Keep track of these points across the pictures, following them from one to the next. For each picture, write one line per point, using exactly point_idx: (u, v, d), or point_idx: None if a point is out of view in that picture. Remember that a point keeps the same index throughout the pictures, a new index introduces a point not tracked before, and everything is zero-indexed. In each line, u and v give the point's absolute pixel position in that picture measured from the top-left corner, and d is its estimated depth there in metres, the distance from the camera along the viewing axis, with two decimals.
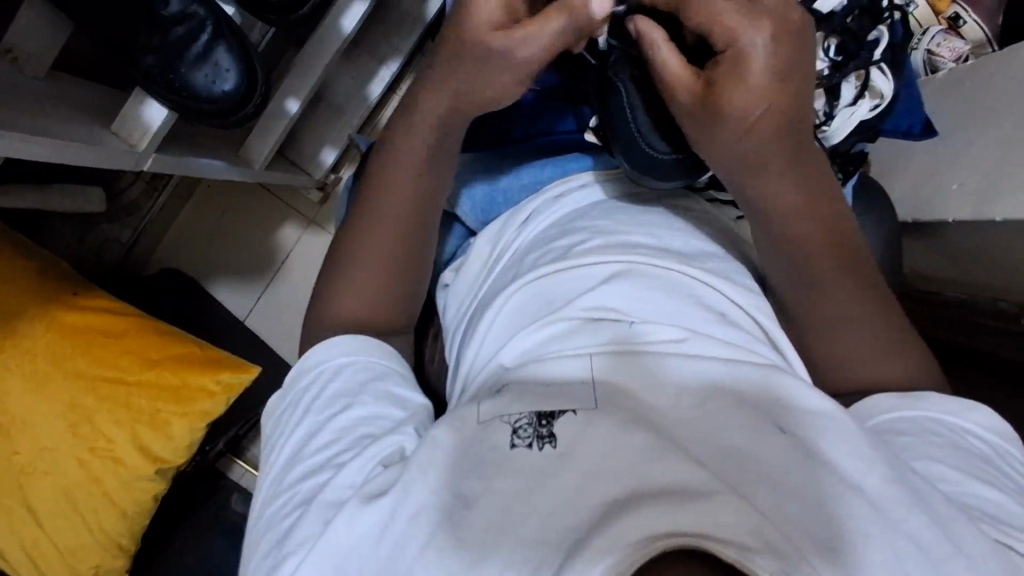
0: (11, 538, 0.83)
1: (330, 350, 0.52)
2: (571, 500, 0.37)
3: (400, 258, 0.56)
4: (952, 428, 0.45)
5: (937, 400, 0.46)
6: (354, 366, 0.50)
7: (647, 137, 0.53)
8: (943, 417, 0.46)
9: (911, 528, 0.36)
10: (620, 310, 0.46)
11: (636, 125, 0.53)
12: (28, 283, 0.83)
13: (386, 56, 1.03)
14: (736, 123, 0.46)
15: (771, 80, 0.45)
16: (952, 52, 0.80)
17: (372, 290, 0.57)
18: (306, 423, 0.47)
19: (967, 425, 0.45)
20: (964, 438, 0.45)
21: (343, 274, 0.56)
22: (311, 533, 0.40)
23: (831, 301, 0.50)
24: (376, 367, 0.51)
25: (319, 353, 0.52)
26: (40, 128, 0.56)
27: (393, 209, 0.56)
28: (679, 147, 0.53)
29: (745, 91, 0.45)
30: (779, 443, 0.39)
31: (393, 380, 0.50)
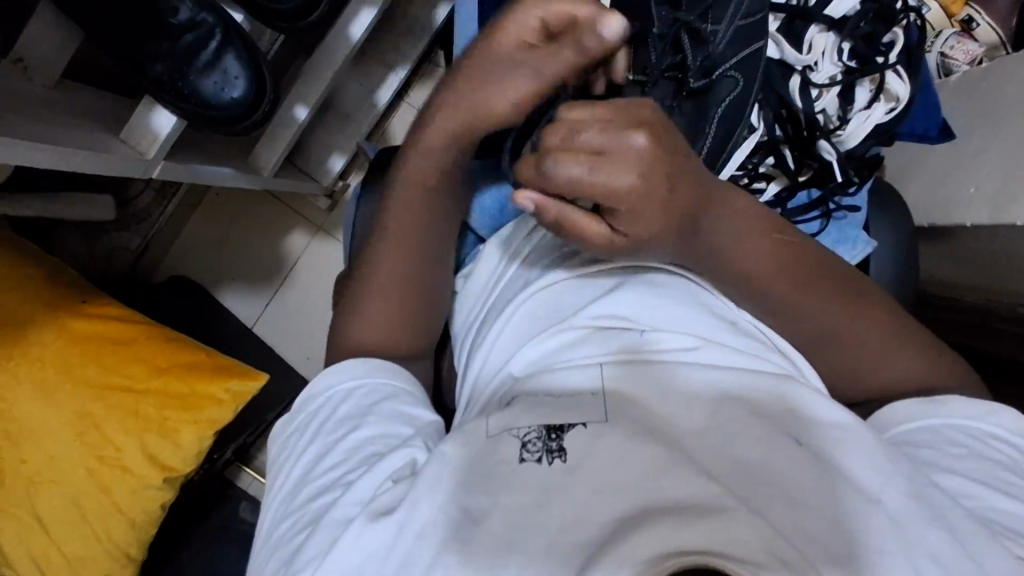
0: (18, 547, 0.83)
1: (340, 378, 0.51)
2: (580, 518, 0.36)
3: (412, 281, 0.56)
4: (973, 433, 0.44)
5: (958, 405, 0.45)
6: (364, 390, 0.49)
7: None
8: (964, 423, 0.44)
9: (931, 546, 0.34)
10: (629, 319, 0.46)
11: None
12: (37, 290, 0.83)
13: (394, 63, 1.03)
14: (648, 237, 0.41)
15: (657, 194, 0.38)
16: (966, 55, 0.79)
17: (390, 314, 0.55)
18: (316, 448, 0.46)
19: (992, 429, 0.44)
20: (988, 444, 0.43)
21: (363, 299, 0.56)
22: (319, 550, 0.39)
23: (810, 314, 0.48)
24: (385, 390, 0.50)
25: (328, 380, 0.51)
26: (49, 136, 0.56)
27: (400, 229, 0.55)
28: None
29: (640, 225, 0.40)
30: (795, 457, 0.38)
31: (404, 401, 0.49)
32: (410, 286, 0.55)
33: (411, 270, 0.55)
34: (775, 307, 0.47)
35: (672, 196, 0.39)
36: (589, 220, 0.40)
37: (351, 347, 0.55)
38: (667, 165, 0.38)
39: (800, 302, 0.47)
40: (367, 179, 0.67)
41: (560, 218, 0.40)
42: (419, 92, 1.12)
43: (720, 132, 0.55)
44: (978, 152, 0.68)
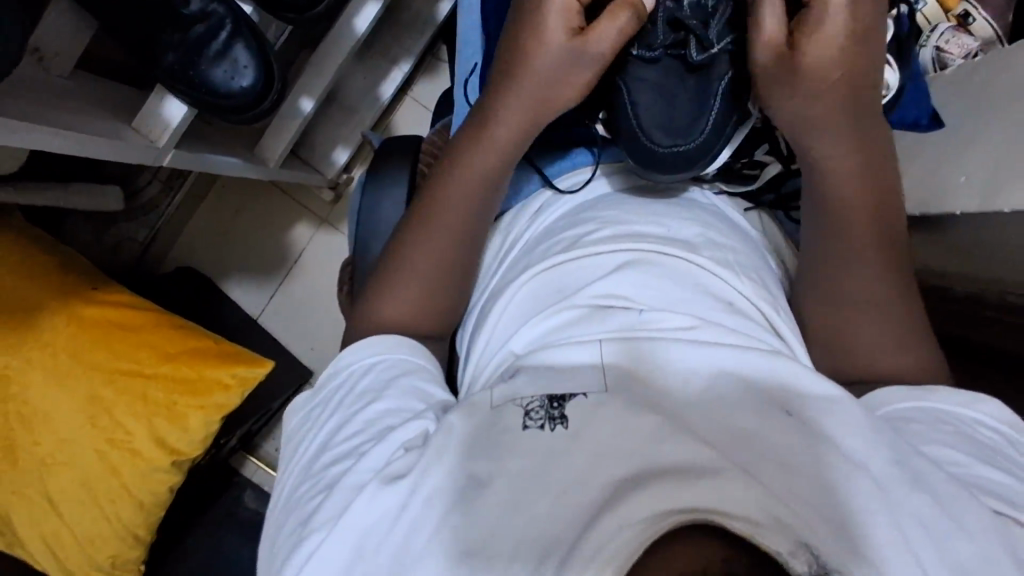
0: (31, 528, 0.85)
1: (360, 353, 0.51)
2: (579, 481, 0.38)
3: (445, 272, 0.56)
4: (963, 420, 0.45)
5: (948, 394, 0.47)
6: (385, 365, 0.50)
7: (649, 130, 0.54)
8: (955, 409, 0.46)
9: (915, 507, 0.36)
10: (629, 299, 0.47)
11: (638, 119, 0.54)
12: (49, 277, 0.85)
13: (398, 57, 1.04)
14: (819, 79, 0.51)
15: (850, 45, 0.50)
16: (960, 49, 0.80)
17: (419, 306, 0.55)
18: (337, 417, 0.47)
19: (980, 417, 0.45)
20: (976, 430, 0.44)
21: (385, 287, 0.56)
22: (332, 513, 0.41)
23: (853, 279, 0.52)
24: (404, 365, 0.50)
25: (353, 354, 0.52)
26: (66, 123, 0.57)
27: (451, 217, 0.56)
28: (680, 138, 0.53)
29: (829, 50, 0.50)
30: (786, 426, 0.40)
31: (421, 377, 0.50)
32: (441, 274, 0.56)
33: (456, 258, 0.56)
34: (814, 273, 0.54)
35: (840, 75, 0.51)
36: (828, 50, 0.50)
37: (357, 328, 0.56)
38: (862, 34, 0.50)
39: (843, 267, 0.52)
40: (372, 167, 0.68)
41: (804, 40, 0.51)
42: (423, 87, 1.14)
43: (723, 109, 0.54)
44: (969, 142, 0.69)
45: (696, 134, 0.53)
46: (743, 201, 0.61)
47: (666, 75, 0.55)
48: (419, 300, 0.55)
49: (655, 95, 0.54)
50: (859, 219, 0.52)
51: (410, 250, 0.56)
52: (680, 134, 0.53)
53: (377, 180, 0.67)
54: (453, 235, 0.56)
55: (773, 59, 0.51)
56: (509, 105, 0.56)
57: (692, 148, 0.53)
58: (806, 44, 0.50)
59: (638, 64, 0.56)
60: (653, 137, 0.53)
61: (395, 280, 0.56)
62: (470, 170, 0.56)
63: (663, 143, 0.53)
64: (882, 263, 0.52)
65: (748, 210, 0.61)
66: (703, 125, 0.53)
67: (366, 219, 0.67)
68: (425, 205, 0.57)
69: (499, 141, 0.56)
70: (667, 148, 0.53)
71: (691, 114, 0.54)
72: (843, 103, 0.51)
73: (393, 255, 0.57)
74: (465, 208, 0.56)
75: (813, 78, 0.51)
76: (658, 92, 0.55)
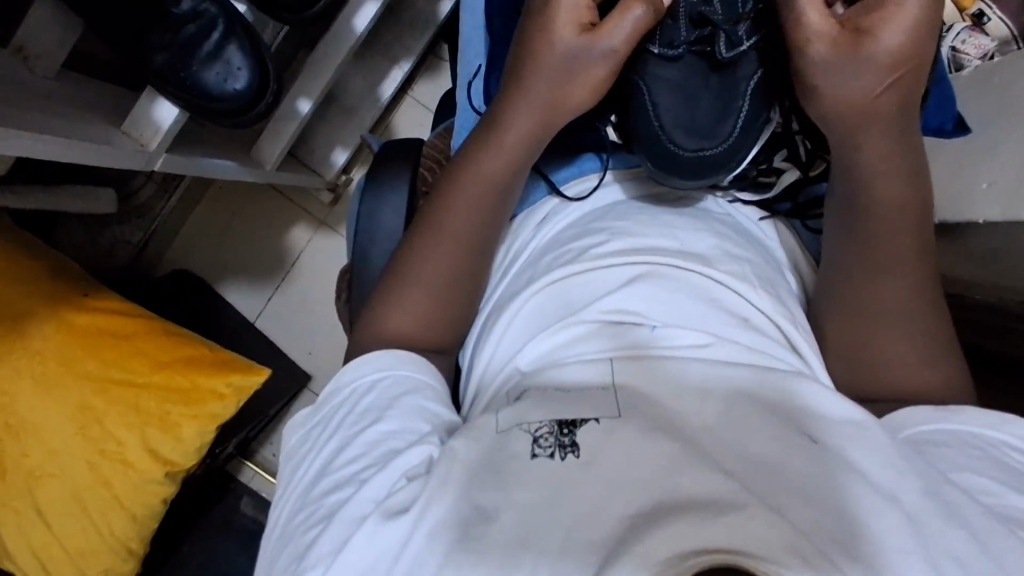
0: (20, 541, 0.83)
1: (362, 369, 0.49)
2: (592, 514, 0.36)
3: (452, 286, 0.53)
4: (989, 442, 0.43)
5: (972, 413, 0.44)
6: (388, 382, 0.47)
7: (671, 132, 0.51)
8: (981, 430, 0.43)
9: (950, 544, 0.34)
10: (640, 314, 0.45)
11: (659, 118, 0.52)
12: (38, 283, 0.82)
13: (398, 57, 1.02)
14: (881, 72, 0.47)
15: (918, 36, 0.46)
16: (977, 50, 0.79)
17: (423, 318, 0.53)
18: (335, 441, 0.45)
19: (1008, 438, 0.43)
20: (1004, 453, 0.42)
21: (386, 298, 0.53)
22: (332, 546, 0.39)
23: (881, 294, 0.50)
24: (409, 382, 0.47)
25: (353, 370, 0.49)
26: (51, 127, 0.55)
27: (457, 226, 0.54)
28: (705, 143, 0.51)
29: (896, 42, 0.46)
30: (810, 455, 0.37)
31: (425, 396, 0.47)
32: (445, 285, 0.53)
33: (461, 268, 0.54)
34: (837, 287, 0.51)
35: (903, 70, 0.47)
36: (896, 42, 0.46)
37: (355, 341, 0.54)
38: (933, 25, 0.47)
39: (863, 280, 0.50)
40: (371, 171, 0.66)
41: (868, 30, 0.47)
42: (424, 87, 1.11)
43: (750, 111, 0.52)
44: (990, 147, 0.67)
45: (719, 139, 0.51)
46: (757, 210, 0.58)
47: (688, 74, 0.53)
48: (426, 312, 0.53)
49: (678, 95, 0.52)
50: (891, 232, 0.50)
51: (415, 260, 0.54)
52: (703, 137, 0.51)
53: (377, 184, 0.65)
54: (457, 244, 0.54)
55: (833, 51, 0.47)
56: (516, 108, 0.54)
57: (715, 153, 0.51)
58: (873, 36, 0.47)
59: (658, 62, 0.53)
60: (676, 140, 0.51)
61: (397, 290, 0.53)
62: (475, 176, 0.54)
63: (687, 147, 0.51)
64: (913, 280, 0.50)
65: (763, 219, 0.58)
66: (727, 129, 0.52)
67: (365, 226, 0.64)
68: (429, 213, 0.55)
69: (506, 145, 0.54)
70: (690, 151, 0.51)
71: (716, 116, 0.52)
72: (902, 100, 0.48)
73: (395, 265, 0.54)
74: (469, 216, 0.54)
75: (873, 70, 0.47)
76: (680, 92, 0.52)
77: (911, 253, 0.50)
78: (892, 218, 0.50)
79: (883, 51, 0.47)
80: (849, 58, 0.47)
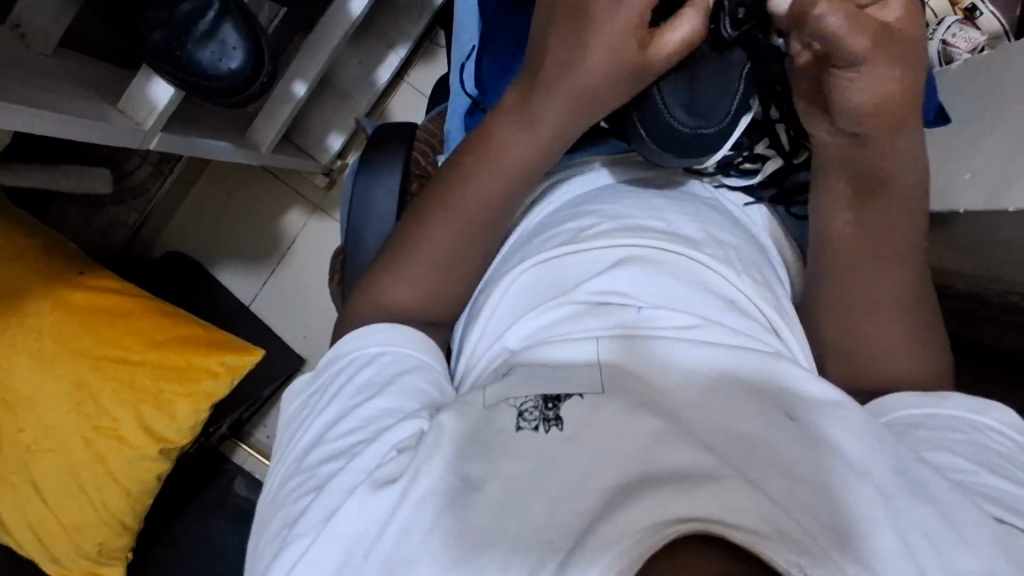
0: (16, 514, 0.84)
1: (362, 341, 0.50)
2: (575, 485, 0.37)
3: (457, 260, 0.54)
4: (976, 426, 0.44)
5: (960, 399, 0.46)
6: (386, 357, 0.48)
7: (675, 110, 0.52)
8: (967, 415, 0.45)
9: (916, 517, 0.35)
10: (628, 296, 0.46)
11: (661, 97, 0.52)
12: (35, 261, 0.83)
13: (394, 42, 1.03)
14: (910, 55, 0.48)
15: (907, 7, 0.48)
16: (968, 43, 0.79)
17: (419, 298, 0.54)
18: (331, 411, 0.46)
19: (992, 422, 0.45)
20: (988, 436, 0.44)
21: (388, 273, 0.54)
22: (323, 514, 0.40)
23: (864, 283, 0.51)
24: (409, 360, 0.49)
25: (353, 342, 0.50)
26: (48, 103, 0.56)
27: (472, 206, 0.53)
28: (705, 121, 0.52)
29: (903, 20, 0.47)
30: (786, 433, 0.39)
31: (424, 375, 0.48)
32: (449, 269, 0.54)
33: (462, 254, 0.54)
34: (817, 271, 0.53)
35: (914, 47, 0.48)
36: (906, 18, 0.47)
37: (347, 319, 0.55)
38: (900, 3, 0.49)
39: (848, 268, 0.52)
40: (364, 153, 0.66)
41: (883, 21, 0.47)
42: (419, 72, 1.11)
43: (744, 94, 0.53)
44: (976, 139, 0.67)
45: (716, 120, 0.52)
46: (743, 196, 0.60)
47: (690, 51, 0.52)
48: (426, 283, 0.54)
49: (682, 79, 0.52)
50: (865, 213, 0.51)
51: (416, 242, 0.54)
52: (703, 116, 0.52)
53: (370, 167, 0.65)
54: (461, 235, 0.54)
55: (879, 37, 0.46)
56: (540, 113, 0.52)
57: (714, 133, 0.52)
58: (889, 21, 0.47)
59: None
60: (675, 113, 0.52)
61: (396, 268, 0.54)
62: (489, 177, 0.53)
63: (688, 125, 0.52)
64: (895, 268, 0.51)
65: (749, 205, 0.60)
66: (725, 109, 0.52)
67: (358, 209, 0.65)
68: (434, 204, 0.54)
69: (523, 151, 0.53)
70: (689, 129, 0.52)
71: (713, 96, 0.52)
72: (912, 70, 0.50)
73: (393, 245, 0.55)
74: (477, 211, 0.53)
75: (908, 53, 0.48)
76: (692, 75, 0.52)
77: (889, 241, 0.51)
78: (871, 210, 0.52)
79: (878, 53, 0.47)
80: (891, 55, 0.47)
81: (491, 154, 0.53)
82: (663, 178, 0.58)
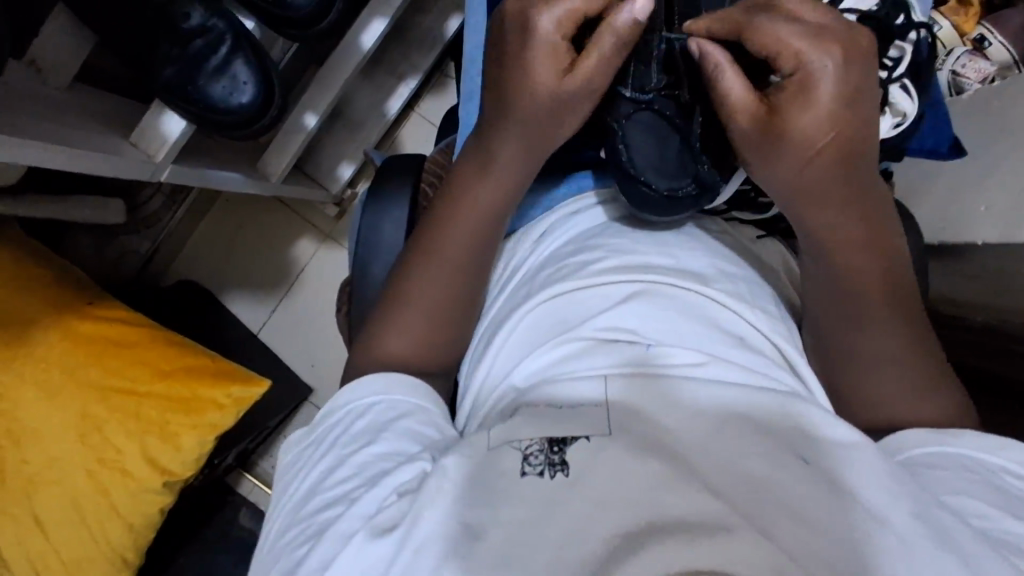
0: (16, 548, 0.83)
1: (358, 392, 0.48)
2: (583, 532, 0.35)
3: (455, 299, 0.54)
4: (988, 467, 0.41)
5: (971, 437, 0.43)
6: (383, 406, 0.47)
7: (645, 173, 0.53)
8: (980, 456, 0.42)
9: (943, 568, 0.33)
10: (636, 332, 0.45)
11: (633, 162, 0.53)
12: (47, 291, 0.84)
13: (405, 74, 1.04)
14: (820, 124, 0.44)
15: (841, 105, 0.44)
16: (977, 73, 0.78)
17: (418, 348, 0.53)
18: (329, 459, 0.44)
19: (1004, 463, 0.41)
20: (1001, 478, 0.41)
21: (388, 316, 0.53)
22: (320, 563, 0.38)
23: (867, 336, 0.48)
24: (403, 407, 0.47)
25: (349, 393, 0.48)
26: (60, 137, 0.56)
27: (456, 247, 0.54)
28: (677, 182, 0.53)
29: (813, 115, 0.44)
30: (802, 476, 0.37)
31: (418, 418, 0.46)
32: (452, 311, 0.53)
33: (457, 292, 0.54)
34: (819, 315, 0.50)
35: (849, 129, 0.45)
36: (798, 113, 0.45)
37: (354, 353, 0.54)
38: (851, 96, 0.44)
39: (867, 309, 0.48)
40: (373, 183, 0.66)
41: (795, 139, 0.45)
42: (430, 103, 1.13)
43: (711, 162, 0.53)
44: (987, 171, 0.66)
45: (688, 179, 0.53)
46: (756, 229, 0.59)
47: (659, 120, 0.53)
48: (426, 326, 0.53)
49: (644, 139, 0.53)
50: (861, 251, 0.48)
51: (413, 283, 0.53)
52: (674, 180, 0.53)
53: (378, 198, 0.65)
54: (451, 273, 0.53)
55: (803, 174, 0.46)
56: (509, 141, 0.53)
57: (682, 193, 0.53)
58: (799, 119, 0.45)
59: (643, 109, 0.53)
60: (651, 183, 0.52)
61: (393, 317, 0.53)
62: (463, 214, 0.54)
63: (659, 187, 0.53)
64: (901, 310, 0.49)
65: (761, 237, 0.59)
66: (694, 170, 0.53)
67: (365, 240, 0.65)
68: (421, 243, 0.55)
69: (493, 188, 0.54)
70: (662, 193, 0.53)
71: (683, 159, 0.53)
72: (834, 113, 0.44)
73: (395, 284, 0.54)
74: (461, 249, 0.54)
75: (822, 137, 0.45)
76: (653, 136, 0.53)
77: (881, 275, 0.48)
78: (867, 258, 0.48)
79: (806, 118, 0.45)
80: (813, 160, 0.46)
81: (458, 193, 0.54)
82: (665, 223, 0.56)
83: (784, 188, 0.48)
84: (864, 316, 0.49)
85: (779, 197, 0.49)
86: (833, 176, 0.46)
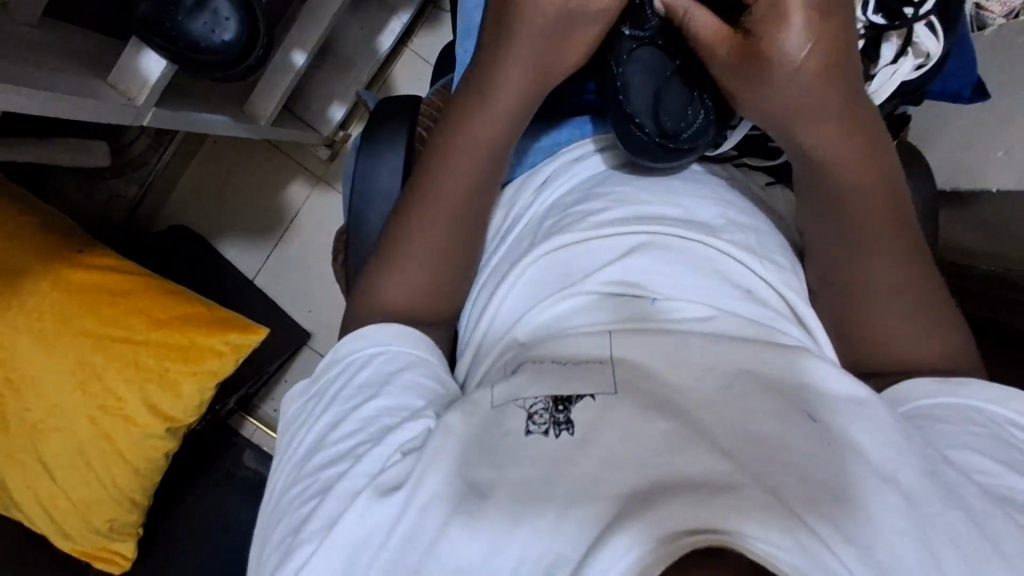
0: (27, 492, 0.85)
1: (358, 343, 0.47)
2: (588, 490, 0.35)
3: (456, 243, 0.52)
4: (992, 418, 0.41)
5: (978, 388, 0.43)
6: (383, 358, 0.46)
7: (641, 116, 0.50)
8: (984, 407, 0.42)
9: (947, 525, 0.34)
10: (642, 286, 0.44)
11: (630, 103, 0.50)
12: (34, 241, 0.82)
13: (397, 6, 0.98)
14: (795, 43, 0.45)
15: (814, 20, 0.45)
16: (1003, 7, 0.72)
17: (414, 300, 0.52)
18: (332, 412, 0.44)
19: (1009, 414, 0.42)
20: (1005, 430, 0.41)
21: (381, 261, 0.52)
22: (326, 520, 0.39)
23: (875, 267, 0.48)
24: (406, 357, 0.46)
25: (349, 343, 0.48)
26: (33, 80, 0.53)
27: (455, 181, 0.52)
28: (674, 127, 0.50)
29: (787, 33, 0.45)
30: (807, 432, 0.37)
31: (422, 371, 0.46)
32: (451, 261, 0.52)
33: (455, 232, 0.52)
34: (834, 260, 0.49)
35: (826, 45, 0.45)
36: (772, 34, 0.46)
37: (351, 306, 0.53)
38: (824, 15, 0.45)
39: (878, 244, 0.48)
40: (366, 129, 0.64)
41: (775, 60, 0.46)
42: (423, 39, 1.07)
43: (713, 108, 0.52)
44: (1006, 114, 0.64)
45: (688, 121, 0.51)
46: (766, 175, 0.57)
47: (657, 58, 0.51)
48: (425, 271, 0.52)
49: (642, 77, 0.51)
50: (877, 200, 0.48)
51: (410, 224, 0.52)
52: (675, 121, 0.51)
53: (371, 145, 0.63)
54: (451, 211, 0.52)
55: (787, 100, 0.47)
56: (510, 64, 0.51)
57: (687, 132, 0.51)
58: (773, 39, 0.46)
59: (642, 47, 0.51)
60: (643, 125, 0.50)
61: (386, 260, 0.52)
62: (465, 146, 0.52)
63: (652, 133, 0.50)
64: (915, 255, 0.48)
65: (771, 184, 0.57)
66: (695, 113, 0.51)
67: (360, 189, 0.63)
68: (417, 180, 0.53)
69: (495, 117, 0.52)
70: (660, 136, 0.50)
71: (683, 102, 0.51)
72: (810, 29, 0.45)
73: (391, 232, 0.53)
74: (461, 184, 0.52)
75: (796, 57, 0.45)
76: (651, 77, 0.51)
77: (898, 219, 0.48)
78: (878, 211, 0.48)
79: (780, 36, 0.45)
80: (793, 84, 0.46)
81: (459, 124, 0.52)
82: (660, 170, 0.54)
83: (767, 116, 0.48)
84: (876, 249, 0.48)
85: (771, 127, 0.49)
86: (816, 98, 0.46)
